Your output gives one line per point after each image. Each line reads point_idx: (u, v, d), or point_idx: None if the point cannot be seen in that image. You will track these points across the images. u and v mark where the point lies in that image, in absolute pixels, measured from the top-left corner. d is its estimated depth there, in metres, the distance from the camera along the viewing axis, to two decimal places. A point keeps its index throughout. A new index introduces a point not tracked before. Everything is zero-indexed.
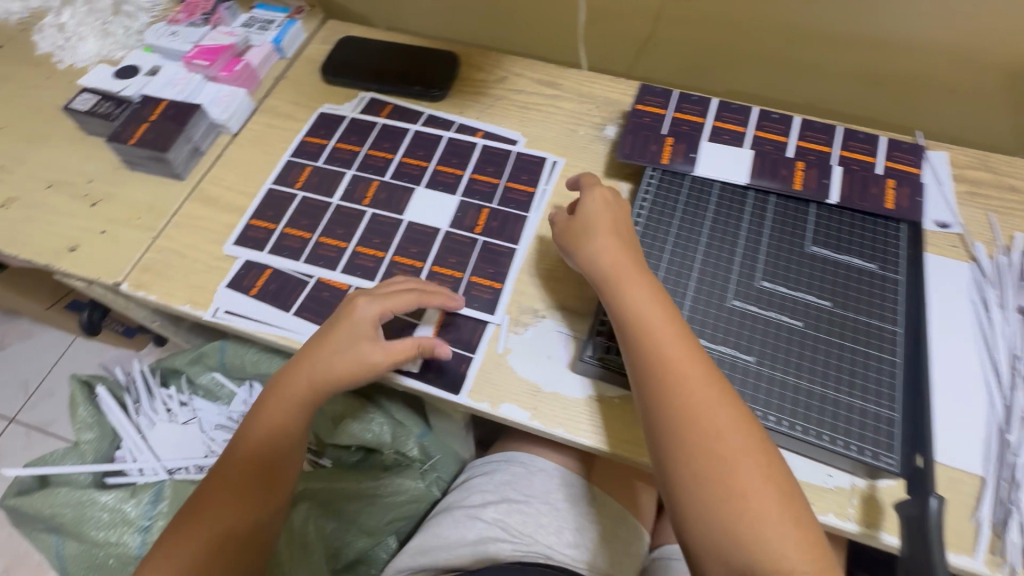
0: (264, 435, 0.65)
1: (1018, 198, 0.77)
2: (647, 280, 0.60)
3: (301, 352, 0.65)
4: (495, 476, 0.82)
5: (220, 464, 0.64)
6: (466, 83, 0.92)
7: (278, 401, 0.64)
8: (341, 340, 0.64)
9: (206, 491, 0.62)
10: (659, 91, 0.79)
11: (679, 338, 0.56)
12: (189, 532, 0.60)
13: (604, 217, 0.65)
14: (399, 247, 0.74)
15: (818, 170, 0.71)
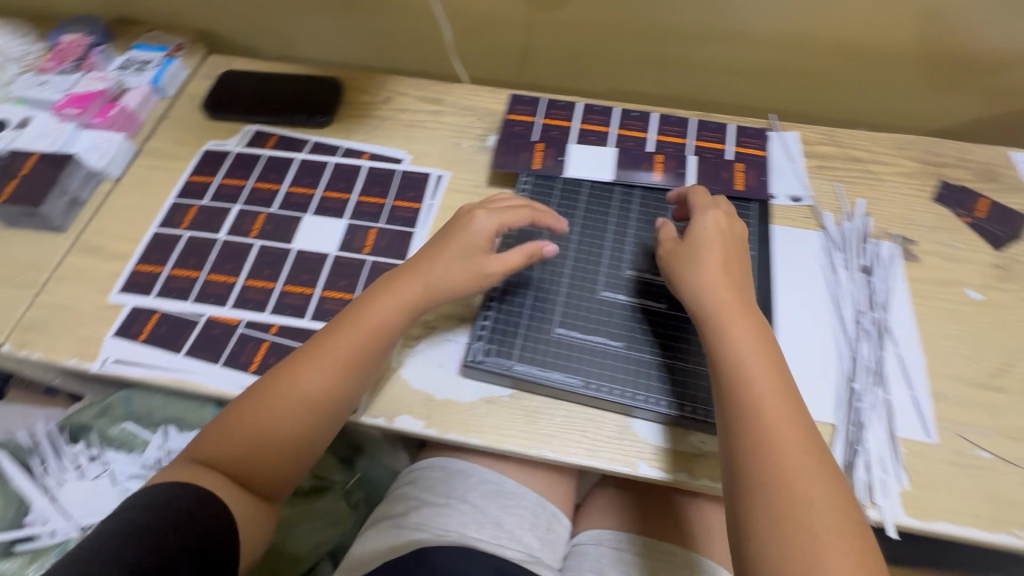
0: (316, 378, 0.61)
1: (860, 167, 0.85)
2: (757, 322, 0.59)
3: (417, 261, 0.67)
4: (419, 483, 0.82)
5: (259, 389, 0.62)
6: (351, 107, 0.94)
7: (359, 330, 0.63)
8: (449, 259, 0.66)
9: (244, 417, 0.61)
10: (528, 100, 0.84)
11: (781, 392, 0.54)
12: (223, 459, 0.60)
13: (717, 250, 0.63)
14: (289, 276, 0.75)
15: (675, 160, 0.78)
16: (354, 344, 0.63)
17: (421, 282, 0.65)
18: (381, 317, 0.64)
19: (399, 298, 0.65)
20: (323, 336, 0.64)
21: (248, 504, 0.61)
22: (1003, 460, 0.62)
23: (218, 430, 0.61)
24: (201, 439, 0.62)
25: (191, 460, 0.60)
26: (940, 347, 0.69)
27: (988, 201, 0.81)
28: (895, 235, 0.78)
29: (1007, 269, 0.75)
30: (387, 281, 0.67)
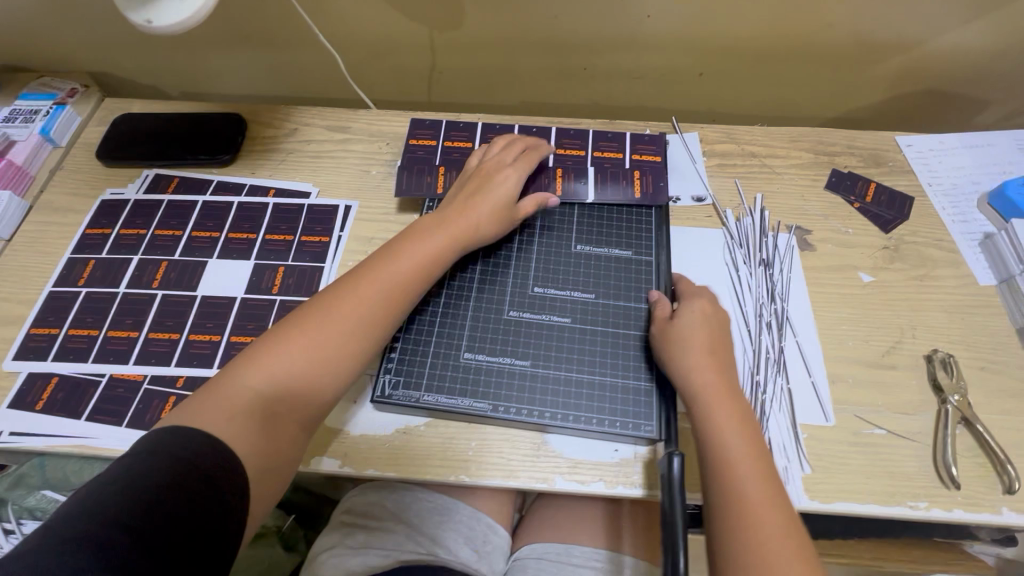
0: (371, 305, 0.63)
1: (758, 162, 0.88)
2: (741, 404, 0.60)
3: (451, 202, 0.72)
4: (357, 506, 0.80)
5: (300, 320, 0.61)
6: (255, 141, 0.92)
7: (399, 264, 0.66)
8: (494, 197, 0.72)
9: (282, 348, 0.59)
10: (429, 125, 0.87)
11: (763, 477, 0.55)
12: (257, 391, 0.56)
13: (700, 330, 0.65)
14: (194, 324, 0.73)
15: (574, 172, 0.80)
16: (396, 277, 0.65)
17: (469, 215, 0.70)
18: (419, 250, 0.67)
19: (450, 230, 0.69)
20: (365, 272, 0.66)
21: (275, 441, 0.56)
22: (895, 434, 0.66)
23: (248, 363, 0.58)
24: (225, 378, 0.57)
25: (215, 395, 0.55)
26: (835, 332, 0.73)
27: (876, 185, 0.85)
28: (791, 226, 0.81)
29: (894, 249, 0.79)
30: (422, 222, 0.70)
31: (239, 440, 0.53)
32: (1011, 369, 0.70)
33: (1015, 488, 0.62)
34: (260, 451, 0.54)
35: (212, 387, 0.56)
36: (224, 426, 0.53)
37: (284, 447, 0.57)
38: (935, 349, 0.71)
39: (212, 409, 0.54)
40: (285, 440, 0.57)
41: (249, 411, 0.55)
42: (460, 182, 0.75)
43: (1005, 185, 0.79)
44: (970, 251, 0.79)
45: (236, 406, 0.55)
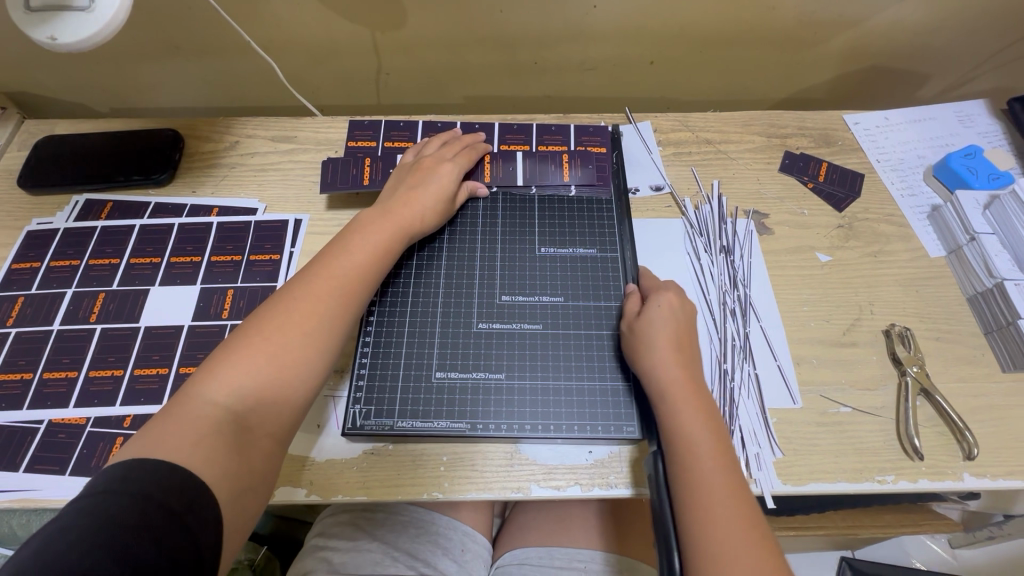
0: (323, 301, 0.60)
1: (713, 149, 0.88)
2: (707, 400, 0.59)
3: (398, 196, 0.70)
4: (338, 526, 0.79)
5: (247, 331, 0.58)
6: (195, 158, 0.87)
7: (351, 260, 0.64)
8: (434, 189, 0.71)
9: (230, 362, 0.55)
10: (368, 125, 0.82)
11: (729, 474, 0.54)
12: (214, 408, 0.52)
13: (669, 328, 0.63)
14: (139, 358, 0.69)
15: (502, 160, 0.79)
16: (345, 273, 0.62)
17: (412, 208, 0.69)
18: (367, 246, 0.65)
19: (394, 221, 0.67)
20: (313, 270, 0.62)
21: (245, 456, 0.52)
22: (860, 411, 0.67)
23: (198, 384, 0.54)
24: (174, 404, 0.53)
25: (167, 423, 0.51)
26: (798, 313, 0.73)
27: (828, 164, 0.86)
28: (749, 211, 0.82)
29: (849, 227, 0.80)
30: (362, 217, 0.68)
31: (202, 461, 0.49)
32: (964, 338, 0.72)
33: (975, 453, 0.63)
34: (229, 468, 0.50)
35: (162, 416, 0.52)
36: (184, 449, 0.49)
37: (256, 459, 0.53)
38: (893, 324, 0.72)
39: (165, 436, 0.49)
40: (255, 453, 0.53)
41: (209, 429, 0.51)
42: (397, 178, 0.73)
43: (948, 157, 0.81)
44: (920, 224, 0.81)
45: (193, 428, 0.50)
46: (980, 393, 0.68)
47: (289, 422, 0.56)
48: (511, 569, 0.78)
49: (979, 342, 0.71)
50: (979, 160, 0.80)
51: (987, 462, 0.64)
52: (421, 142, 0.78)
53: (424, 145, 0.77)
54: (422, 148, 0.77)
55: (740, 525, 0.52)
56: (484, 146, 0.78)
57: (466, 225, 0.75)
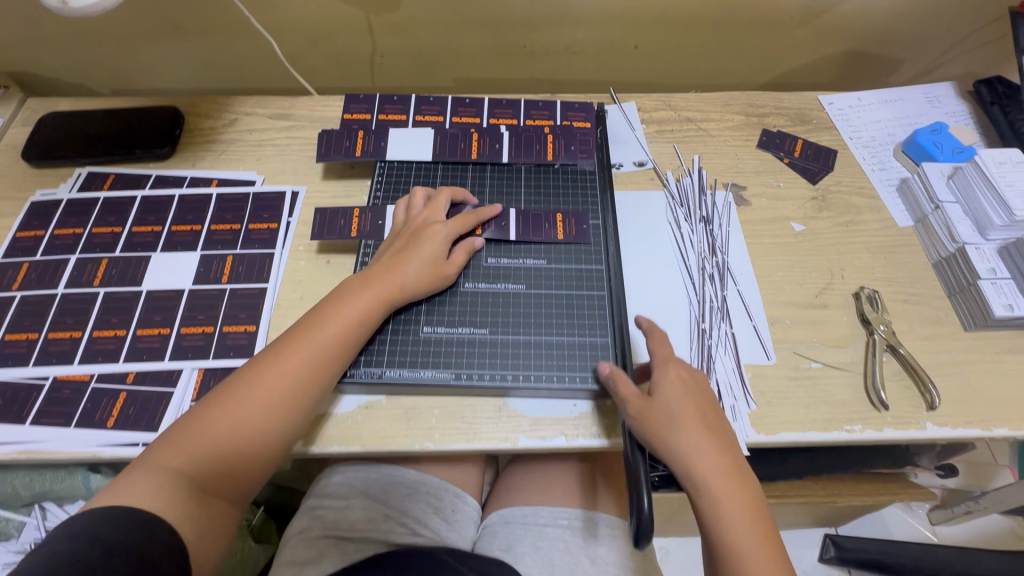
0: (295, 372, 0.60)
1: (694, 127, 0.92)
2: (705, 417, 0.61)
3: (382, 263, 0.67)
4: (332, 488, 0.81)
5: (226, 390, 0.60)
6: (195, 134, 0.90)
7: (327, 331, 0.62)
8: (423, 256, 0.67)
9: (199, 427, 0.57)
10: (363, 98, 0.84)
11: (768, 550, 0.56)
12: (178, 468, 0.55)
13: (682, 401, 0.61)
14: (142, 319, 0.72)
15: (489, 138, 0.81)
16: (320, 344, 0.62)
17: (397, 275, 0.66)
18: (343, 317, 0.63)
19: (377, 288, 0.65)
20: (289, 340, 0.62)
21: (207, 508, 0.56)
22: (830, 366, 0.71)
23: (173, 441, 0.57)
24: (149, 454, 0.56)
25: (140, 472, 0.54)
26: (772, 278, 0.77)
27: (803, 141, 0.90)
28: (728, 184, 0.85)
29: (822, 199, 0.84)
30: (349, 283, 0.67)
31: (164, 513, 0.53)
32: (929, 300, 0.76)
33: (936, 403, 0.67)
34: (187, 521, 0.54)
35: (139, 462, 0.56)
36: (149, 501, 0.53)
37: (216, 513, 0.57)
38: (862, 287, 0.76)
39: (135, 485, 0.54)
40: (216, 507, 0.57)
41: (175, 483, 0.55)
42: (391, 240, 0.71)
43: (916, 133, 0.85)
44: (889, 196, 0.85)
45: (160, 478, 0.54)
46: (942, 350, 0.72)
47: (252, 479, 0.60)
48: (496, 526, 0.81)
49: (943, 304, 0.75)
50: (945, 135, 0.85)
51: (948, 412, 0.68)
52: (414, 192, 0.75)
53: (413, 196, 0.74)
54: (411, 203, 0.73)
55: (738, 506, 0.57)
56: (489, 209, 0.74)
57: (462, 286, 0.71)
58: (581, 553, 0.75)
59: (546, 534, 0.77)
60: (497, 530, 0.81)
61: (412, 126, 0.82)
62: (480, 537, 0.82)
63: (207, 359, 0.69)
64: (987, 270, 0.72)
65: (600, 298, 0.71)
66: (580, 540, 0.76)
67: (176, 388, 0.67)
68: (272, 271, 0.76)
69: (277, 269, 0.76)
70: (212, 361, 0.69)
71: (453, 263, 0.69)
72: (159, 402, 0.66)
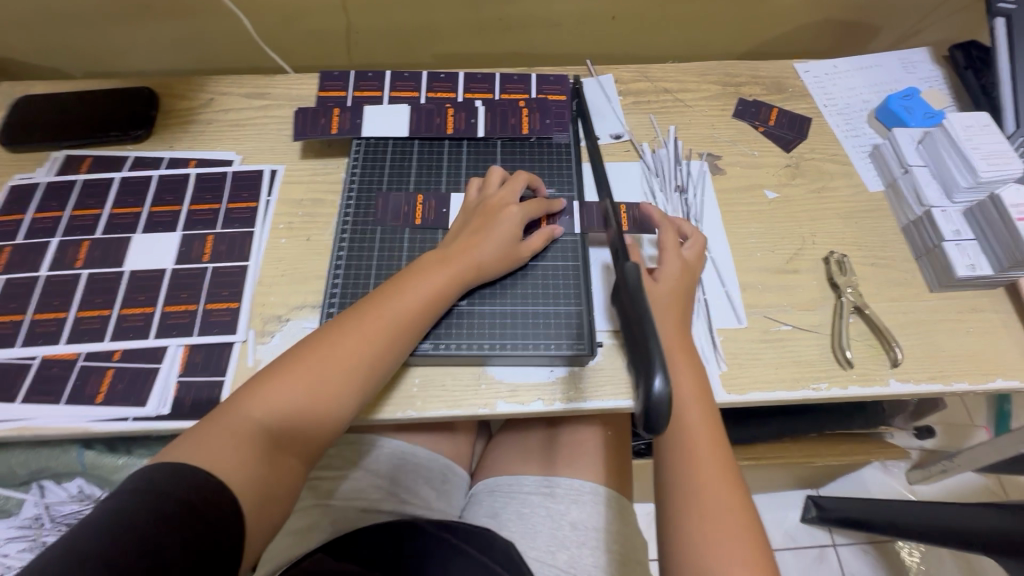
0: (373, 348, 0.62)
1: (670, 98, 0.92)
2: (704, 392, 0.66)
3: (457, 242, 0.70)
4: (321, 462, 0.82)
5: (300, 355, 0.61)
6: (171, 115, 0.90)
7: (404, 305, 0.65)
8: (496, 239, 0.70)
9: (280, 387, 0.59)
10: (338, 75, 0.84)
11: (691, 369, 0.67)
12: (252, 424, 0.57)
13: (693, 379, 0.66)
14: (126, 299, 0.73)
15: (465, 112, 0.82)
16: (396, 319, 0.64)
17: (471, 259, 0.68)
18: (419, 293, 0.65)
19: (451, 268, 0.67)
20: (372, 310, 0.64)
21: (275, 464, 0.57)
22: (799, 328, 0.73)
23: (246, 399, 0.58)
24: (220, 413, 0.58)
25: (213, 427, 0.56)
26: (745, 245, 0.79)
27: (778, 109, 0.91)
28: (703, 154, 0.87)
29: (795, 167, 0.86)
30: (423, 260, 0.69)
31: (239, 463, 0.54)
32: (896, 262, 0.78)
33: (900, 361, 0.70)
34: (258, 474, 0.55)
35: (211, 418, 0.57)
36: (223, 453, 0.54)
37: (282, 469, 0.57)
38: (832, 252, 0.78)
39: (209, 437, 0.55)
40: (283, 464, 0.57)
41: (248, 437, 0.56)
42: (464, 222, 0.73)
43: (889, 99, 0.87)
44: (861, 162, 0.86)
45: (233, 433, 0.55)
46: (907, 310, 0.74)
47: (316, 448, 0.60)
48: (482, 495, 0.83)
49: (910, 266, 0.77)
50: (917, 101, 0.86)
51: (911, 369, 0.70)
52: (489, 173, 0.76)
53: (489, 178, 0.75)
54: (488, 184, 0.75)
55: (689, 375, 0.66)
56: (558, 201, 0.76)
57: (531, 268, 0.73)
58: (562, 519, 0.77)
59: (530, 501, 0.79)
60: (483, 498, 0.83)
61: (388, 103, 0.82)
62: (468, 504, 0.84)
63: (192, 336, 0.71)
64: (952, 232, 0.74)
65: (576, 270, 0.73)
66: (562, 506, 0.78)
67: (163, 364, 0.69)
68: (254, 248, 0.77)
69: (258, 247, 0.77)
70: (196, 337, 0.70)
71: (525, 247, 0.71)
72: (147, 377, 0.68)
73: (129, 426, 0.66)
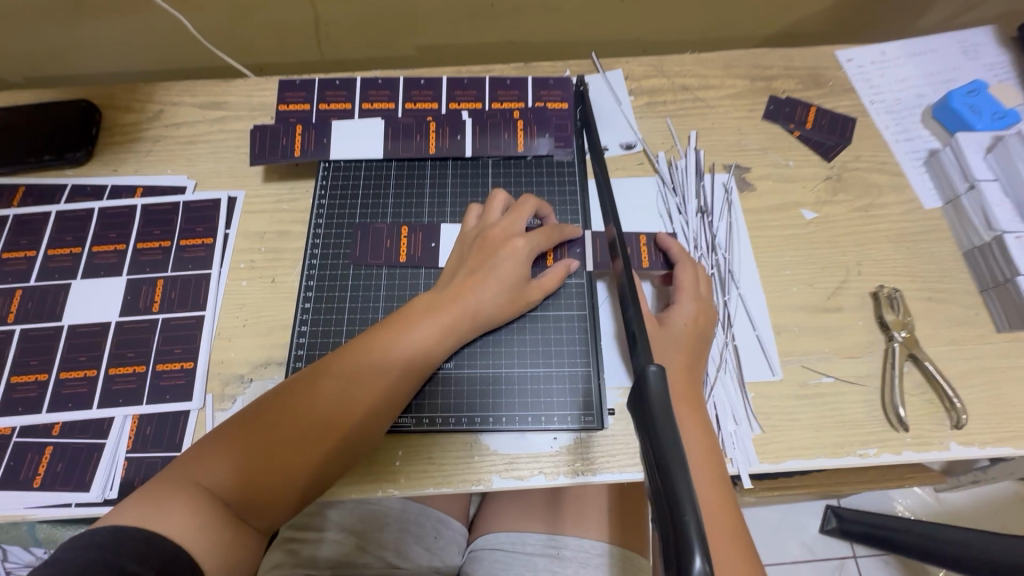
0: (363, 409, 0.53)
1: (690, 97, 0.79)
2: (715, 458, 0.54)
3: (457, 277, 0.59)
4: (302, 521, 0.74)
5: (273, 410, 0.51)
6: (114, 132, 0.78)
7: (396, 357, 0.54)
8: (502, 277, 0.58)
9: (244, 452, 0.49)
10: (300, 84, 0.72)
11: (701, 423, 0.55)
12: (209, 493, 0.47)
13: (702, 440, 0.54)
14: (65, 360, 0.64)
15: (450, 127, 0.70)
16: (387, 375, 0.54)
17: (472, 298, 0.58)
18: (413, 344, 0.55)
19: (451, 310, 0.57)
20: (358, 363, 0.54)
21: (239, 534, 0.47)
22: (843, 381, 0.62)
23: (202, 463, 0.48)
24: (174, 472, 0.48)
25: (166, 489, 0.46)
26: (779, 278, 0.68)
27: (817, 108, 0.77)
28: (730, 165, 0.74)
29: (837, 179, 0.73)
30: (417, 300, 0.58)
31: (199, 533, 0.45)
32: (957, 296, 0.66)
33: (963, 422, 0.60)
34: (219, 547, 0.45)
35: (164, 477, 0.47)
36: (178, 522, 0.44)
37: (246, 541, 0.48)
38: (881, 285, 0.67)
39: (162, 502, 0.45)
40: (248, 534, 0.48)
41: (209, 503, 0.46)
42: (462, 252, 0.62)
43: (949, 96, 0.73)
44: (915, 172, 0.74)
45: (193, 499, 0.46)
46: (970, 356, 0.63)
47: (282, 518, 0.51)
48: (481, 553, 0.72)
49: (973, 301, 0.66)
50: (984, 97, 0.73)
51: (976, 429, 0.60)
52: (492, 195, 0.64)
53: (492, 200, 0.64)
54: (488, 210, 0.63)
55: (699, 433, 0.54)
56: (574, 229, 0.65)
57: (540, 311, 0.64)
58: None
59: (533, 565, 0.68)
60: (482, 557, 0.71)
61: (360, 117, 0.71)
62: (465, 563, 0.74)
63: (141, 404, 0.62)
64: None
65: (581, 327, 0.64)
66: (570, 571, 0.67)
67: (109, 439, 0.60)
68: (211, 294, 0.67)
69: (215, 292, 0.67)
70: (146, 406, 0.61)
71: (536, 287, 0.61)
72: (90, 455, 0.59)
73: (71, 513, 0.57)
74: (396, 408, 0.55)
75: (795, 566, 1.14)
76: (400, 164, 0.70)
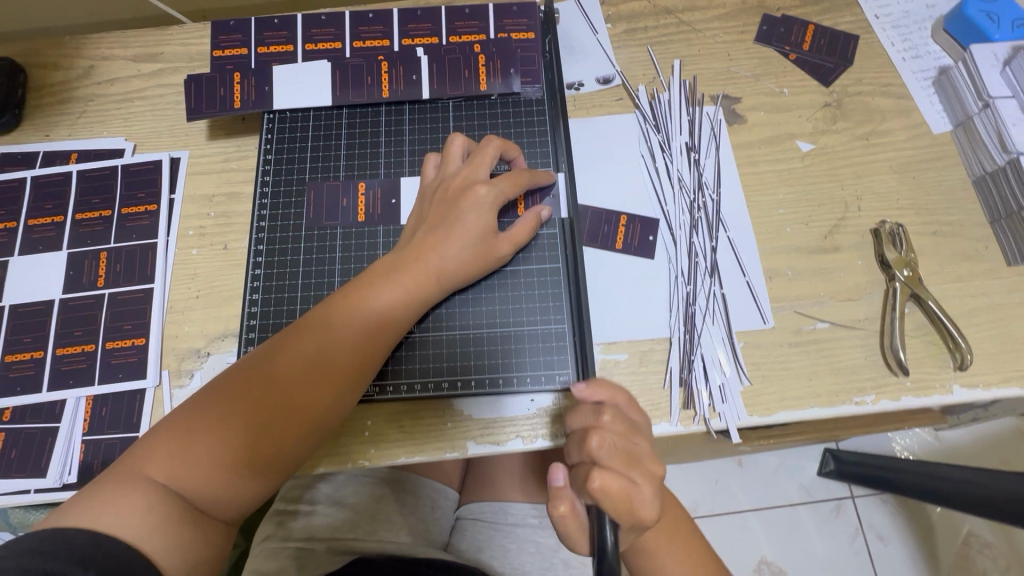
0: (321, 383, 0.48)
1: (675, 21, 0.71)
2: None
3: (416, 238, 0.54)
4: (297, 491, 0.73)
5: (222, 395, 0.47)
6: (42, 93, 0.70)
7: (349, 328, 0.50)
8: (466, 233, 0.53)
9: (192, 442, 0.45)
10: (235, 25, 0.65)
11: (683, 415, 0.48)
12: (161, 488, 0.43)
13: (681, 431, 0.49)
14: (8, 343, 0.60)
15: (403, 66, 0.63)
16: (341, 348, 0.49)
17: (432, 259, 0.52)
18: (370, 312, 0.50)
19: (409, 275, 0.52)
20: (309, 337, 0.49)
21: (201, 527, 0.44)
22: (840, 326, 0.58)
23: (152, 456, 0.45)
24: (125, 468, 0.45)
25: (117, 487, 0.43)
26: (771, 219, 0.62)
27: (815, 26, 0.69)
28: (718, 95, 0.67)
29: (837, 106, 0.66)
30: (374, 266, 0.53)
31: (154, 531, 0.42)
32: (966, 228, 0.61)
33: (968, 362, 0.56)
34: (178, 543, 0.42)
35: (112, 474, 0.44)
36: (132, 521, 0.41)
37: (210, 533, 0.45)
38: (883, 220, 0.61)
39: (111, 501, 0.42)
40: (212, 526, 0.45)
41: (164, 499, 0.43)
42: (421, 209, 0.56)
43: (964, 4, 0.65)
44: (923, 93, 0.66)
45: (145, 494, 0.43)
46: (980, 293, 0.59)
47: (248, 505, 0.47)
48: (464, 524, 0.72)
49: (984, 233, 0.61)
50: (1001, 4, 0.65)
51: (981, 370, 0.56)
52: (450, 141, 0.58)
53: (449, 148, 0.57)
54: (447, 158, 0.57)
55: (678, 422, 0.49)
56: (545, 174, 0.59)
57: (510, 266, 0.59)
58: (554, 557, 0.67)
59: (516, 536, 0.68)
60: (465, 528, 0.72)
61: (304, 61, 0.64)
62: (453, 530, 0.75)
63: (93, 384, 0.58)
64: None
65: (556, 283, 0.59)
66: (555, 541, 0.68)
67: (63, 423, 0.57)
68: (158, 265, 0.62)
69: (163, 263, 0.62)
70: (99, 387, 0.58)
71: (506, 238, 0.56)
72: (44, 440, 0.57)
73: (31, 500, 0.55)
74: (359, 383, 0.50)
75: (792, 509, 1.13)
76: (351, 114, 0.64)
